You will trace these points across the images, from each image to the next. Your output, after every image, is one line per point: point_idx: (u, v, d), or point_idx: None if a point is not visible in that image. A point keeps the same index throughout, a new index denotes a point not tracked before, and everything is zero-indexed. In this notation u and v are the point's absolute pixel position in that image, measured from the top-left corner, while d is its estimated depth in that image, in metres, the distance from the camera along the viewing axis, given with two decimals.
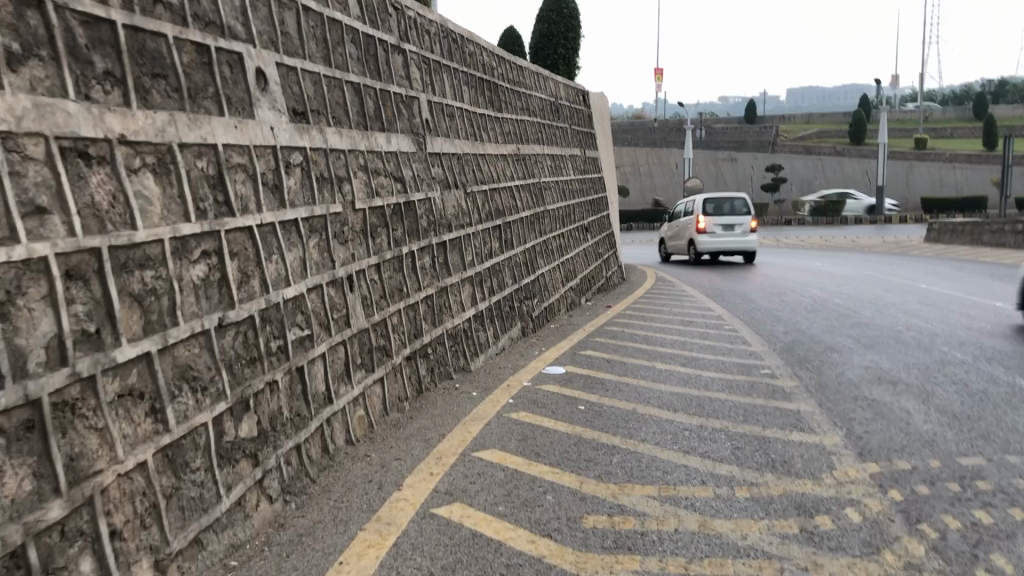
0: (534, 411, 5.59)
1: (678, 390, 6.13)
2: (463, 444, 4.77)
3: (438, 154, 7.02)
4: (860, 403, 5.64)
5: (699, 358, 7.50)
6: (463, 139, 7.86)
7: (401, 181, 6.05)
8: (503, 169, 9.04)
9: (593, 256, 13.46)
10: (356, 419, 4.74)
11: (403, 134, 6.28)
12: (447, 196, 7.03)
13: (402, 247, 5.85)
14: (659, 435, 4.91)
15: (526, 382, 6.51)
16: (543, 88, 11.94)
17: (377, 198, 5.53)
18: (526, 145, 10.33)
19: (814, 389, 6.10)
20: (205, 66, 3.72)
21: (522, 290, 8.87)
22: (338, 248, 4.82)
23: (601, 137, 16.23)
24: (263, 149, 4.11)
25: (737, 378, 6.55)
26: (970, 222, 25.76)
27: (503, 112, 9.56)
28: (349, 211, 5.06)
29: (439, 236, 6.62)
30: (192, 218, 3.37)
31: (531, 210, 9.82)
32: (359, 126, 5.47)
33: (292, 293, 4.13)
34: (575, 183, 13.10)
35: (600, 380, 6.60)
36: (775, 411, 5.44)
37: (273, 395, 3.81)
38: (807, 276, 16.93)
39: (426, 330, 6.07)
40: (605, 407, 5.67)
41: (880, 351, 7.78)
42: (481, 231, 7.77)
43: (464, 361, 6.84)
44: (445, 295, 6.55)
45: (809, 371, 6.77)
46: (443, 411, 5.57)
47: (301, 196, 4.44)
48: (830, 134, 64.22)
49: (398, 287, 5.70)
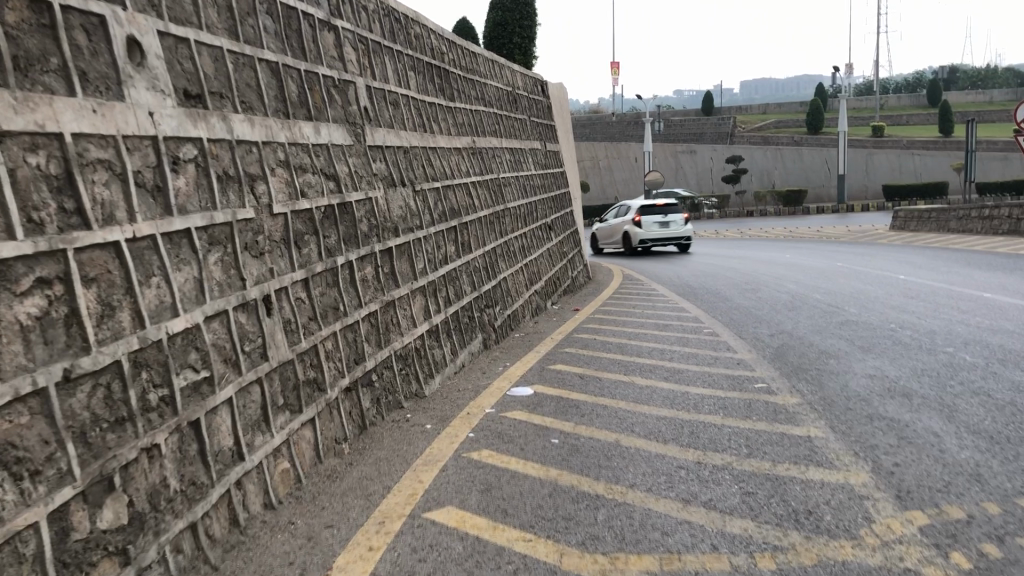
0: (499, 448, 4.70)
1: (666, 414, 5.27)
2: (413, 498, 3.90)
3: (380, 147, 6.11)
4: (880, 424, 4.82)
5: (684, 370, 6.64)
6: (411, 131, 6.97)
7: (334, 179, 5.15)
8: (458, 164, 8.14)
9: (558, 256, 12.61)
10: (279, 476, 3.85)
11: (336, 122, 5.38)
12: (393, 196, 6.12)
13: (337, 256, 4.94)
14: (651, 478, 4.05)
15: (489, 409, 5.61)
16: (498, 76, 11.05)
17: (303, 200, 4.62)
18: (482, 138, 9.43)
19: (821, 406, 5.28)
20: (44, 29, 2.78)
21: (482, 298, 7.98)
22: (250, 262, 3.93)
23: (562, 130, 15.39)
24: (137, 140, 3.19)
25: (730, 394, 5.71)
26: (936, 209, 25.41)
27: (455, 102, 8.67)
28: (265, 217, 4.16)
29: (383, 241, 5.72)
30: (18, 234, 2.46)
31: (490, 209, 8.93)
32: (278, 114, 4.56)
33: (181, 325, 3.21)
34: (537, 179, 12.24)
35: (573, 403, 5.72)
36: (784, 439, 4.60)
37: (155, 464, 2.90)
38: (780, 269, 16.26)
39: (370, 354, 5.16)
40: (582, 439, 4.80)
41: (881, 355, 7.02)
42: (433, 234, 6.86)
43: (417, 385, 5.93)
44: (392, 310, 5.65)
45: (811, 384, 5.96)
46: (390, 452, 4.68)
47: (194, 199, 3.52)
48: (786, 124, 63.90)
49: (334, 305, 4.81)
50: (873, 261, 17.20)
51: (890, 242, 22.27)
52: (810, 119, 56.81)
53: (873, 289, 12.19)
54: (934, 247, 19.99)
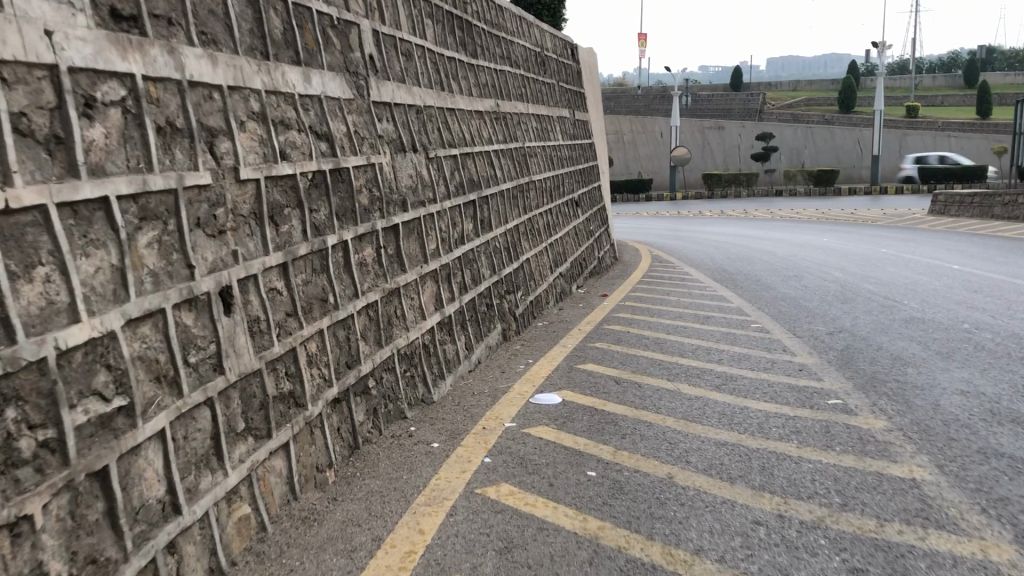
0: (521, 481, 3.76)
1: (727, 439, 4.31)
2: (409, 561, 2.97)
3: (387, 103, 5.14)
4: (1002, 465, 3.84)
5: (738, 377, 5.66)
6: (427, 89, 5.99)
7: (327, 139, 4.19)
8: (478, 130, 7.15)
9: (584, 235, 11.60)
10: (235, 527, 2.93)
11: (332, 70, 4.41)
12: (401, 163, 5.15)
13: (327, 235, 4.00)
14: (720, 540, 3.11)
15: (508, 423, 4.67)
16: (525, 34, 9.99)
17: (283, 165, 3.66)
18: (507, 101, 8.41)
19: (918, 436, 4.29)
20: None
21: (502, 283, 7.02)
22: (202, 244, 2.99)
23: (592, 98, 14.33)
24: (25, 70, 2.23)
25: (800, 414, 4.73)
26: (980, 194, 24.08)
27: (478, 59, 7.65)
28: (227, 183, 3.21)
29: (388, 217, 4.77)
30: None
31: (514, 181, 7.94)
32: (252, 54, 3.59)
33: (85, 333, 2.27)
34: (565, 151, 11.21)
35: (609, 417, 4.77)
36: (884, 484, 3.62)
37: (23, 544, 2.00)
38: (822, 254, 15.17)
39: (366, 355, 4.23)
40: (625, 472, 3.85)
41: (968, 364, 6.00)
42: (449, 209, 5.90)
43: (425, 389, 4.99)
44: (395, 300, 4.71)
45: (894, 402, 4.97)
46: (386, 481, 3.75)
47: (117, 159, 2.57)
48: (817, 101, 62.17)
49: (321, 296, 3.87)
50: (920, 248, 16.07)
51: (933, 228, 21.10)
52: (843, 95, 55.17)
53: (931, 280, 11.11)
54: (981, 234, 18.80)
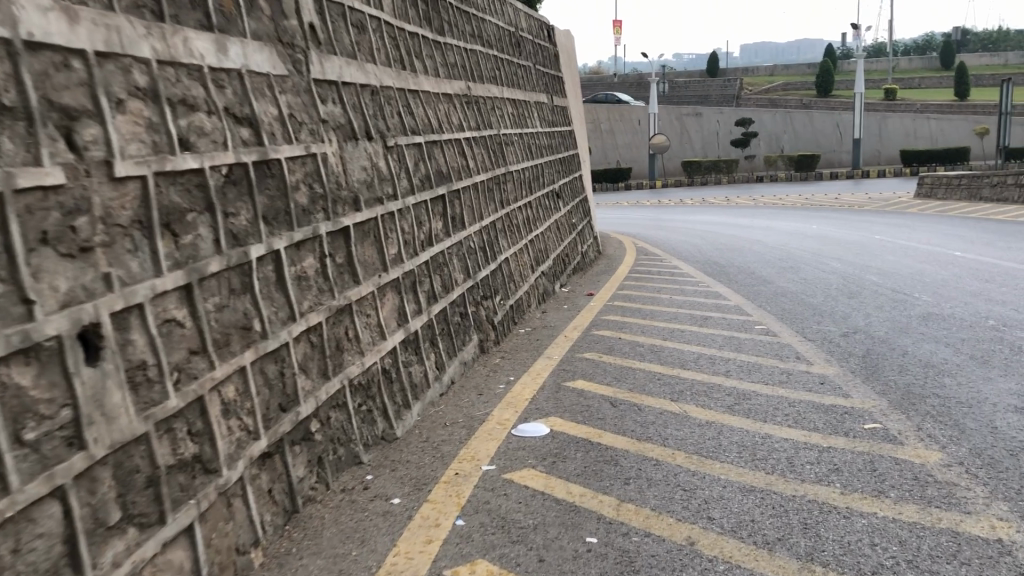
0: (503, 555, 2.94)
1: (755, 484, 3.52)
2: None
3: (334, 82, 4.29)
4: None
5: (753, 395, 4.86)
6: (385, 67, 5.14)
7: (250, 124, 3.34)
8: (447, 115, 6.31)
9: (567, 229, 10.79)
10: None
11: (258, 39, 3.56)
12: (351, 152, 4.31)
13: (250, 245, 3.15)
14: None
15: (486, 466, 3.84)
16: (498, 12, 9.14)
17: (183, 157, 2.81)
18: (479, 84, 7.58)
19: (987, 474, 3.52)
20: None
21: (478, 287, 6.19)
22: (50, 268, 2.15)
23: (571, 83, 13.51)
24: None
25: (836, 445, 3.95)
26: (968, 176, 23.47)
27: (445, 37, 6.81)
28: (94, 182, 2.37)
29: (335, 218, 3.93)
30: None
31: (488, 173, 7.10)
32: (139, 12, 2.74)
33: None
34: (544, 139, 10.39)
35: (609, 454, 3.96)
36: (965, 549, 2.85)
37: None
38: (816, 243, 14.44)
39: (307, 393, 3.40)
40: (634, 537, 3.05)
41: (1011, 372, 5.24)
42: (413, 205, 5.06)
43: (386, 424, 4.17)
44: (345, 319, 3.87)
45: (943, 425, 4.20)
46: (330, 561, 2.92)
47: None
48: (795, 86, 61.69)
49: (242, 324, 3.03)
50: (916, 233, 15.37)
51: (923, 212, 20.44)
52: (821, 79, 54.66)
53: (939, 269, 10.38)
54: (974, 217, 18.16)
